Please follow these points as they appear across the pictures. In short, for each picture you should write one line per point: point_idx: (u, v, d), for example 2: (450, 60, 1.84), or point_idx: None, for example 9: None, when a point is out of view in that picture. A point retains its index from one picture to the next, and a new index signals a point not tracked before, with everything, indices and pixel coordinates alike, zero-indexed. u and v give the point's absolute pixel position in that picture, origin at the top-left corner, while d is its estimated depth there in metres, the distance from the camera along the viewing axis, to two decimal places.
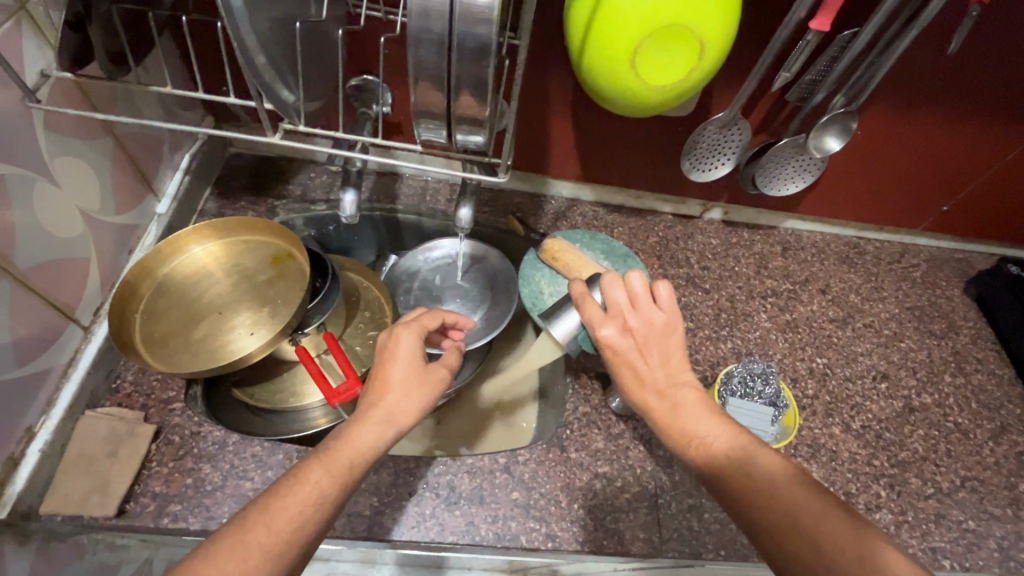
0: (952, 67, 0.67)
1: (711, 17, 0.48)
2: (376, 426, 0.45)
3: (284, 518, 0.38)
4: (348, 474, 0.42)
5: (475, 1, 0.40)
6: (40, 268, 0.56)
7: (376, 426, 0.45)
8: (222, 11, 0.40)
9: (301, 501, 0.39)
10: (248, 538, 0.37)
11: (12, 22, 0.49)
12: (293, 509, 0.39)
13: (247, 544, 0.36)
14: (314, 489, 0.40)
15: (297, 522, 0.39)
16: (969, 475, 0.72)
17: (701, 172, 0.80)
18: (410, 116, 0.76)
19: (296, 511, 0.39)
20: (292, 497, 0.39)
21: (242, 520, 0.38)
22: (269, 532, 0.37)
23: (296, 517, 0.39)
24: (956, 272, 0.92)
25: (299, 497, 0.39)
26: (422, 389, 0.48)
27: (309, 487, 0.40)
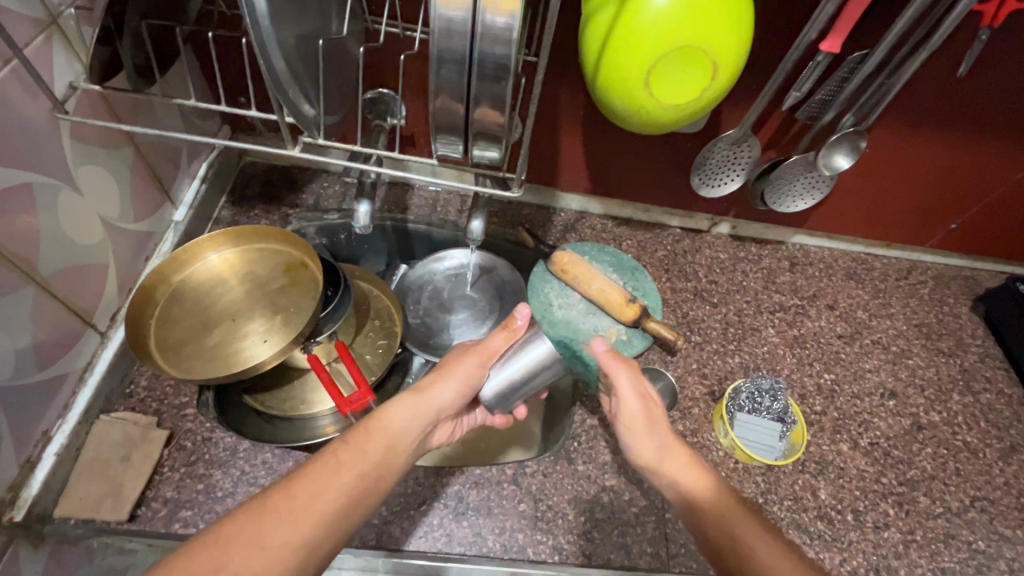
0: (959, 88, 0.67)
1: (725, 39, 0.49)
2: (404, 406, 0.55)
3: (306, 485, 0.46)
4: (363, 450, 0.50)
5: (496, 21, 0.40)
6: (62, 273, 0.57)
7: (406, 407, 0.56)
8: (250, 29, 0.42)
9: (323, 474, 0.47)
10: (266, 503, 0.44)
11: (44, 36, 0.51)
12: (313, 479, 0.47)
13: (265, 507, 0.44)
14: (337, 462, 0.49)
15: (320, 489, 0.46)
16: (979, 495, 0.72)
17: (710, 187, 0.80)
18: (424, 129, 0.78)
19: (315, 482, 0.46)
20: (315, 465, 0.48)
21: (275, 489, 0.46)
22: (292, 495, 0.45)
23: (318, 484, 0.46)
24: (963, 289, 0.92)
25: (320, 468, 0.48)
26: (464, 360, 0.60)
27: (329, 459, 0.49)
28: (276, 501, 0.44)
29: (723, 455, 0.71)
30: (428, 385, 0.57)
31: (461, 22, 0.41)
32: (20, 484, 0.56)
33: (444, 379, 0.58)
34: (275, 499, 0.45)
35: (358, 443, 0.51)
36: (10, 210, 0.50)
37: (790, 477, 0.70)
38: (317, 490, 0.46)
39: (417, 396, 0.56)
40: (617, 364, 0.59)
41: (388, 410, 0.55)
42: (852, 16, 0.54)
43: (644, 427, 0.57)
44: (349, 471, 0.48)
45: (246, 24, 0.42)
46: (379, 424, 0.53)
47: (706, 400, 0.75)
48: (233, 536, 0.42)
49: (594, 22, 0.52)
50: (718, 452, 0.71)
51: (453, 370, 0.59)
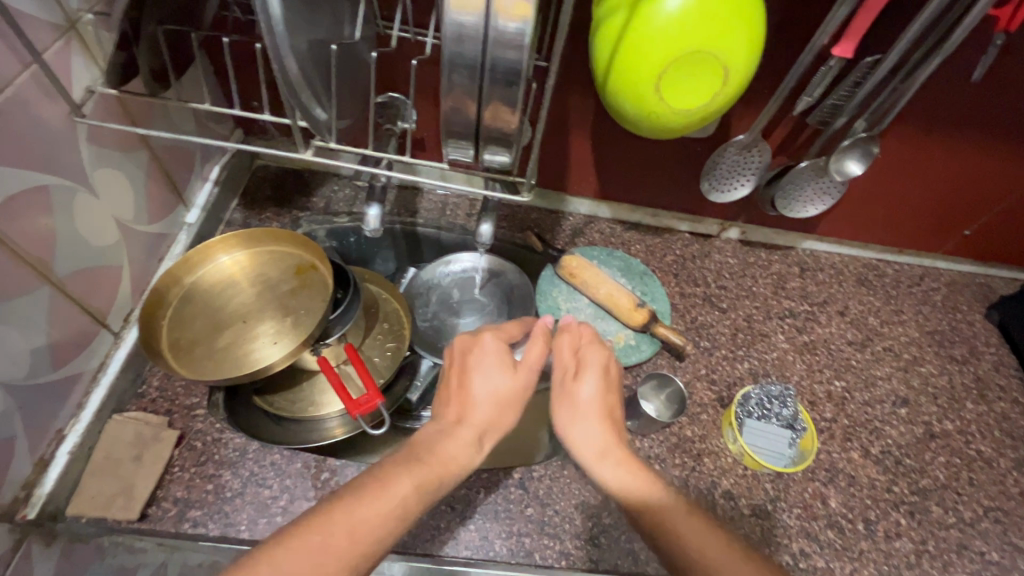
0: (974, 93, 0.67)
1: (736, 44, 0.49)
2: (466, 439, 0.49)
3: (364, 524, 0.41)
4: (426, 479, 0.45)
5: (507, 27, 0.41)
6: (77, 274, 0.58)
7: (467, 441, 0.49)
8: (265, 34, 0.42)
9: (382, 504, 0.42)
10: (325, 536, 0.39)
11: (63, 41, 0.51)
12: (378, 516, 0.42)
13: (324, 542, 0.39)
14: (398, 493, 0.43)
15: (378, 521, 0.41)
16: (992, 505, 0.71)
17: (721, 193, 0.80)
18: (434, 133, 0.78)
19: (378, 521, 0.41)
20: (378, 499, 0.42)
21: (323, 513, 0.41)
22: (345, 525, 0.40)
23: (376, 517, 0.42)
24: (977, 296, 0.91)
25: (381, 502, 0.42)
26: (516, 381, 0.53)
27: (390, 490, 0.43)
28: (330, 533, 0.40)
29: (732, 461, 0.70)
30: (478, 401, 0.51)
31: (473, 27, 0.41)
32: (34, 482, 0.57)
33: (482, 387, 0.52)
34: (327, 523, 0.40)
35: (420, 469, 0.45)
36: (26, 212, 0.51)
37: (800, 485, 0.70)
38: (372, 520, 0.41)
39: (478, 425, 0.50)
40: (596, 346, 0.57)
41: (454, 444, 0.48)
42: (865, 20, 0.54)
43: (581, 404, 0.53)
44: (409, 502, 0.43)
45: (261, 30, 0.42)
46: (440, 447, 0.48)
47: (715, 406, 0.74)
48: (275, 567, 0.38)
49: (604, 28, 0.52)
50: (727, 459, 0.70)
51: (482, 367, 0.53)
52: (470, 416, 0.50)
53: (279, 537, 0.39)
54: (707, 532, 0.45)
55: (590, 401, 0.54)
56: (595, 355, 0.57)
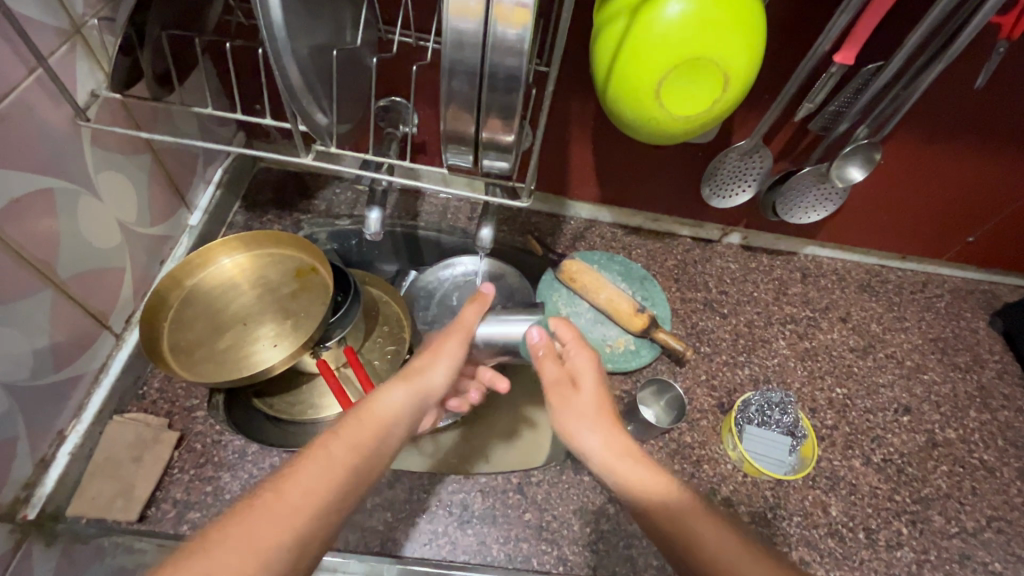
0: (977, 100, 0.67)
1: (736, 52, 0.49)
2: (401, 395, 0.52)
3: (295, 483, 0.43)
4: (358, 446, 0.47)
5: (507, 34, 0.41)
6: (79, 276, 0.58)
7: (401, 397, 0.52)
8: (265, 39, 0.42)
9: (315, 471, 0.44)
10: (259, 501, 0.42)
11: (68, 46, 0.52)
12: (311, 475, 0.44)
13: (260, 505, 0.41)
14: (330, 461, 0.45)
15: (315, 487, 0.43)
16: (996, 515, 0.70)
17: (721, 198, 0.80)
18: (436, 137, 0.79)
19: (312, 477, 0.44)
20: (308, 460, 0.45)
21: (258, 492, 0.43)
22: (282, 496, 0.42)
23: (308, 483, 0.43)
24: (981, 303, 0.90)
25: (313, 461, 0.45)
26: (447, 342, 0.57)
27: (321, 459, 0.45)
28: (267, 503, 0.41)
29: (731, 468, 0.70)
30: (417, 369, 0.54)
31: (473, 34, 0.41)
32: (35, 483, 0.57)
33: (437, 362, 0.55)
34: (264, 500, 0.42)
35: (352, 436, 0.48)
36: (30, 214, 0.51)
37: (800, 493, 0.69)
38: (307, 490, 0.43)
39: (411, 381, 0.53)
40: (579, 349, 0.57)
41: (386, 399, 0.51)
42: (868, 26, 0.54)
43: (586, 411, 0.53)
44: (341, 465, 0.45)
45: (262, 36, 0.43)
46: (374, 410, 0.50)
47: (715, 412, 0.74)
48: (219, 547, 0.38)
49: (604, 35, 0.52)
50: (726, 465, 0.70)
51: (442, 349, 0.56)
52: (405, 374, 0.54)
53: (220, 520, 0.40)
54: (718, 529, 0.45)
55: (594, 403, 0.54)
56: (580, 360, 0.57)
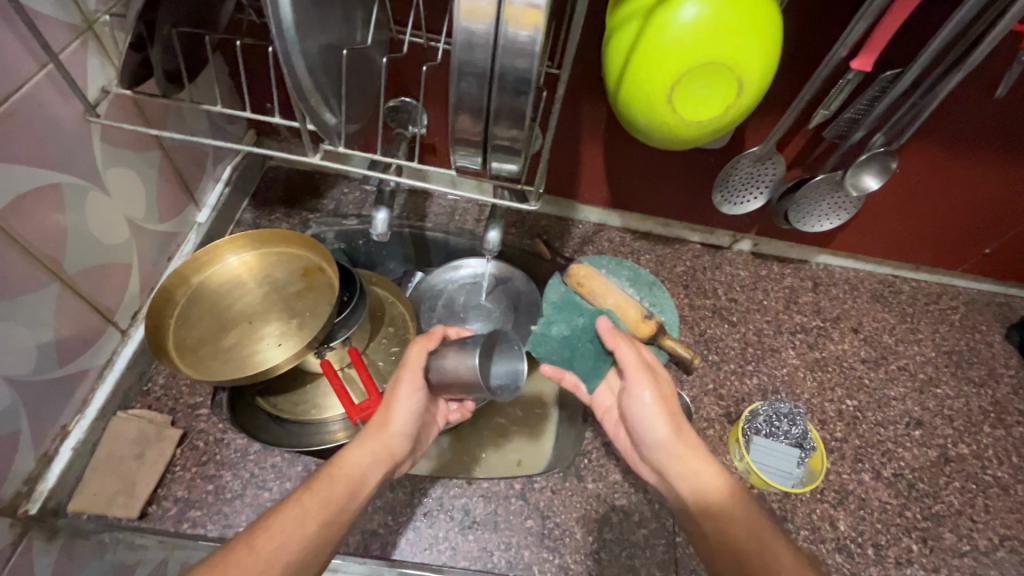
0: (997, 110, 0.65)
1: (751, 57, 0.48)
2: (365, 450, 0.53)
3: (268, 537, 0.46)
4: (325, 498, 0.49)
5: (519, 35, 0.40)
6: (87, 272, 0.59)
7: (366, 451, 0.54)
8: (274, 37, 0.42)
9: (283, 526, 0.47)
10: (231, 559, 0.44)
11: (79, 42, 0.52)
12: (280, 533, 0.46)
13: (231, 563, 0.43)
14: (301, 508, 0.48)
15: (288, 538, 0.46)
16: (1009, 534, 0.69)
17: (733, 205, 0.78)
18: (445, 138, 0.78)
19: (279, 536, 0.46)
20: (278, 517, 0.47)
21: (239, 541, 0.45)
22: (253, 548, 0.45)
23: (280, 536, 0.46)
24: (997, 316, 0.88)
25: (282, 518, 0.47)
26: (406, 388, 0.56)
27: (293, 510, 0.48)
28: (239, 555, 0.44)
29: (737, 479, 0.69)
30: (377, 426, 0.55)
31: (484, 35, 0.41)
32: (37, 477, 0.57)
33: (392, 416, 0.56)
34: (238, 551, 0.44)
35: (320, 489, 0.50)
36: (39, 210, 0.51)
37: (808, 506, 0.68)
38: (279, 540, 0.46)
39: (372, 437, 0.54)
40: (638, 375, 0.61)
41: (349, 454, 0.53)
42: (885, 33, 0.53)
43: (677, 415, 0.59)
44: (312, 518, 0.48)
45: (271, 34, 0.42)
46: (338, 468, 0.52)
47: (722, 421, 0.73)
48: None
49: (618, 36, 0.52)
50: (733, 476, 0.69)
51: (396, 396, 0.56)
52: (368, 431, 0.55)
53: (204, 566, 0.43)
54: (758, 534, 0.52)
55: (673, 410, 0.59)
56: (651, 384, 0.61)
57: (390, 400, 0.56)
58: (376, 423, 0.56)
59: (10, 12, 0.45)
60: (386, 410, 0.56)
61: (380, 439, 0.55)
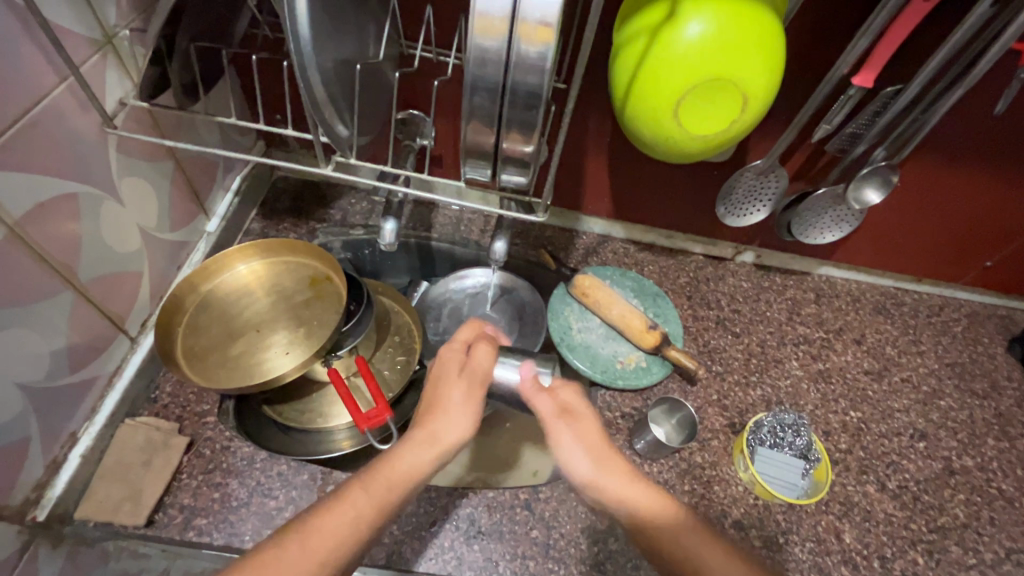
0: (996, 126, 0.66)
1: (755, 74, 0.50)
2: (430, 445, 0.49)
3: (320, 544, 0.42)
4: (380, 493, 0.45)
5: (529, 51, 0.41)
6: (99, 280, 0.59)
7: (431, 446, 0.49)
8: (292, 52, 0.43)
9: (334, 522, 0.43)
10: (284, 567, 0.40)
11: (99, 55, 0.53)
12: (334, 539, 0.42)
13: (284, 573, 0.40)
14: (352, 509, 0.44)
15: (341, 543, 0.43)
16: (1015, 548, 0.69)
17: (735, 217, 0.80)
18: (452, 150, 0.80)
19: (333, 541, 0.42)
20: (332, 521, 0.43)
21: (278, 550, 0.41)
22: (307, 556, 0.41)
23: (333, 536, 0.43)
24: (998, 328, 0.89)
25: (337, 520, 0.43)
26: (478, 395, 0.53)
27: (345, 506, 0.44)
28: (288, 554, 0.41)
29: (742, 490, 0.69)
30: (444, 420, 0.50)
31: (496, 52, 0.42)
32: (45, 484, 0.57)
33: (463, 412, 0.51)
34: (287, 556, 0.41)
35: (377, 490, 0.45)
36: (55, 218, 0.52)
37: (813, 518, 0.68)
38: (330, 544, 0.42)
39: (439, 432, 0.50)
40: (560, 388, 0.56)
41: (410, 448, 0.48)
42: (887, 50, 0.54)
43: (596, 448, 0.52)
44: (364, 521, 0.44)
45: (289, 49, 0.44)
46: (399, 465, 0.47)
47: (726, 432, 0.73)
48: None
49: (624, 54, 0.53)
50: (738, 487, 0.69)
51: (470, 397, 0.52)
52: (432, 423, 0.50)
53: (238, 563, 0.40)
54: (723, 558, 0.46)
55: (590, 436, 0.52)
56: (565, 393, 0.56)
57: (465, 399, 0.52)
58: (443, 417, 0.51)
59: (35, 25, 0.46)
60: (442, 384, 0.53)
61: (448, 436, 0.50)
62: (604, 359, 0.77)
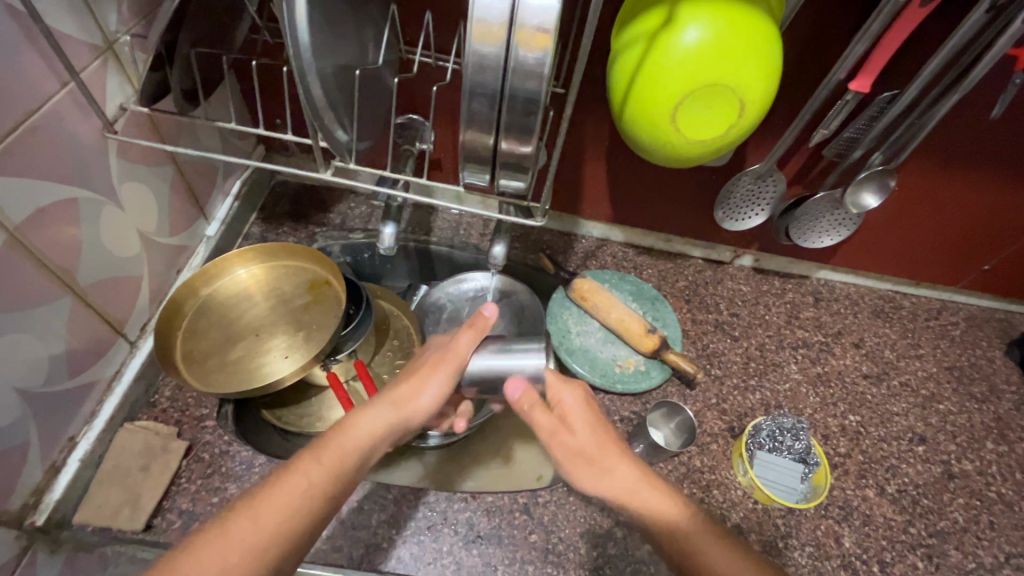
0: (993, 131, 0.67)
1: (753, 80, 0.50)
2: (383, 415, 0.51)
3: (269, 510, 0.44)
4: (333, 467, 0.48)
5: (528, 58, 0.42)
6: (98, 284, 0.59)
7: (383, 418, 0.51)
8: (292, 59, 0.44)
9: (287, 494, 0.45)
10: (231, 531, 0.42)
11: (99, 61, 0.54)
12: (282, 505, 0.44)
13: (231, 536, 0.42)
14: (303, 477, 0.46)
15: (289, 512, 0.44)
16: (1015, 552, 0.69)
17: (734, 221, 0.80)
18: (451, 154, 0.80)
19: (282, 508, 0.44)
20: (282, 488, 0.45)
21: (232, 513, 0.44)
22: (255, 522, 0.43)
23: (283, 505, 0.44)
24: (997, 332, 0.89)
25: (289, 489, 0.45)
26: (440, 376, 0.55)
27: (298, 478, 0.46)
28: (240, 526, 0.43)
29: (741, 494, 0.69)
30: (406, 395, 0.53)
31: (494, 58, 0.42)
32: (44, 489, 0.57)
33: (424, 389, 0.53)
34: (238, 524, 0.43)
35: (328, 457, 0.48)
36: (56, 223, 0.53)
37: (812, 522, 0.68)
38: (279, 513, 0.44)
39: (394, 403, 0.52)
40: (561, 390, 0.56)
41: (363, 418, 0.51)
42: (883, 56, 0.54)
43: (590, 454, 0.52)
44: (315, 488, 0.46)
45: (289, 55, 0.44)
46: (350, 434, 0.50)
47: (725, 436, 0.73)
48: (191, 569, 0.40)
49: (622, 60, 0.53)
50: (737, 491, 0.69)
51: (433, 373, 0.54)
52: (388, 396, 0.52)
53: (197, 535, 0.42)
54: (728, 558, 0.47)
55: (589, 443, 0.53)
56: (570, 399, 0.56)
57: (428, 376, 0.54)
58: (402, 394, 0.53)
59: (36, 33, 0.47)
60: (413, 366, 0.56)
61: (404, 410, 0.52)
62: (603, 363, 0.78)
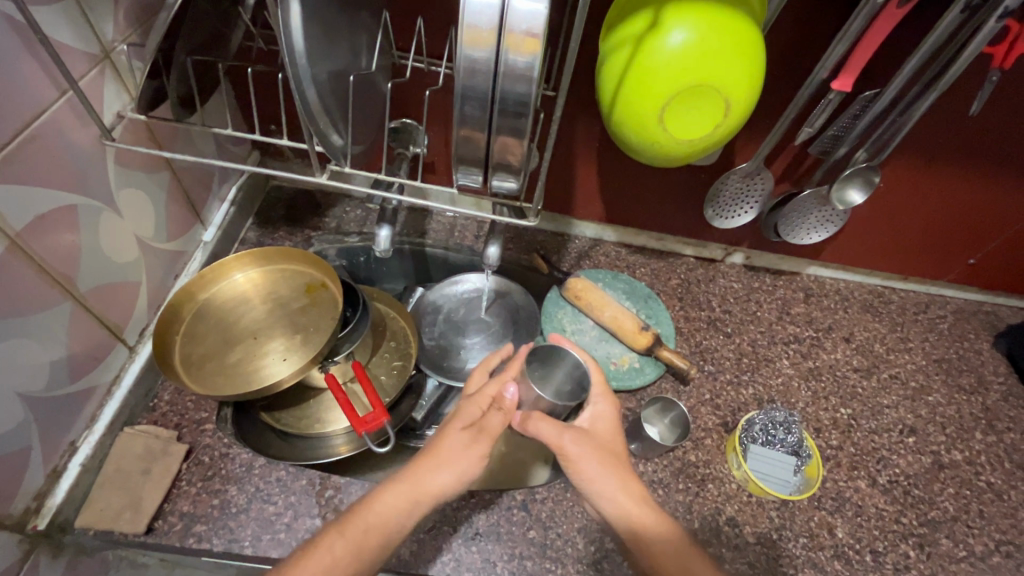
0: (973, 127, 0.69)
1: (736, 80, 0.51)
2: (401, 495, 0.49)
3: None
4: (355, 544, 0.47)
5: (517, 62, 0.43)
6: (97, 289, 0.60)
7: (406, 495, 0.49)
8: (288, 67, 0.45)
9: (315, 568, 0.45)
10: None
11: (97, 70, 0.55)
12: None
13: None
14: (326, 554, 0.46)
15: None
16: (1004, 539, 0.70)
17: (723, 219, 0.82)
18: (444, 158, 0.81)
19: None
20: (306, 563, 0.45)
21: None
22: None
23: None
24: (984, 325, 0.91)
25: (310, 565, 0.45)
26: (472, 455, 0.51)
27: (321, 552, 0.46)
28: None
29: (736, 487, 0.70)
30: (428, 475, 0.50)
31: (485, 63, 0.43)
32: (45, 493, 0.57)
33: (442, 470, 0.50)
34: None
35: (353, 536, 0.47)
36: (55, 229, 0.53)
37: (806, 514, 0.69)
38: None
39: (414, 480, 0.50)
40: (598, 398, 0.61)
41: (383, 497, 0.49)
42: (863, 54, 0.55)
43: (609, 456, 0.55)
44: (339, 564, 0.46)
45: (285, 63, 0.45)
46: (371, 514, 0.48)
47: (719, 431, 0.74)
48: None
49: (610, 62, 0.55)
50: (731, 485, 0.70)
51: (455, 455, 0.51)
52: (412, 471, 0.50)
53: None
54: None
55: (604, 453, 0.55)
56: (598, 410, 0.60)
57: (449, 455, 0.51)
58: (423, 471, 0.50)
59: (36, 43, 0.48)
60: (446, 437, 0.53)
61: (422, 487, 0.50)
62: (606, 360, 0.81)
